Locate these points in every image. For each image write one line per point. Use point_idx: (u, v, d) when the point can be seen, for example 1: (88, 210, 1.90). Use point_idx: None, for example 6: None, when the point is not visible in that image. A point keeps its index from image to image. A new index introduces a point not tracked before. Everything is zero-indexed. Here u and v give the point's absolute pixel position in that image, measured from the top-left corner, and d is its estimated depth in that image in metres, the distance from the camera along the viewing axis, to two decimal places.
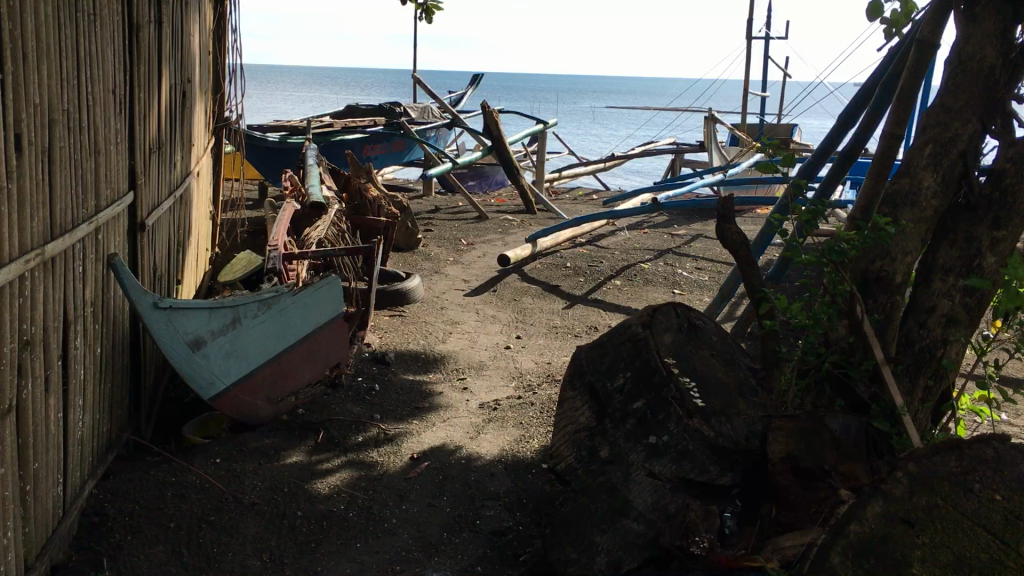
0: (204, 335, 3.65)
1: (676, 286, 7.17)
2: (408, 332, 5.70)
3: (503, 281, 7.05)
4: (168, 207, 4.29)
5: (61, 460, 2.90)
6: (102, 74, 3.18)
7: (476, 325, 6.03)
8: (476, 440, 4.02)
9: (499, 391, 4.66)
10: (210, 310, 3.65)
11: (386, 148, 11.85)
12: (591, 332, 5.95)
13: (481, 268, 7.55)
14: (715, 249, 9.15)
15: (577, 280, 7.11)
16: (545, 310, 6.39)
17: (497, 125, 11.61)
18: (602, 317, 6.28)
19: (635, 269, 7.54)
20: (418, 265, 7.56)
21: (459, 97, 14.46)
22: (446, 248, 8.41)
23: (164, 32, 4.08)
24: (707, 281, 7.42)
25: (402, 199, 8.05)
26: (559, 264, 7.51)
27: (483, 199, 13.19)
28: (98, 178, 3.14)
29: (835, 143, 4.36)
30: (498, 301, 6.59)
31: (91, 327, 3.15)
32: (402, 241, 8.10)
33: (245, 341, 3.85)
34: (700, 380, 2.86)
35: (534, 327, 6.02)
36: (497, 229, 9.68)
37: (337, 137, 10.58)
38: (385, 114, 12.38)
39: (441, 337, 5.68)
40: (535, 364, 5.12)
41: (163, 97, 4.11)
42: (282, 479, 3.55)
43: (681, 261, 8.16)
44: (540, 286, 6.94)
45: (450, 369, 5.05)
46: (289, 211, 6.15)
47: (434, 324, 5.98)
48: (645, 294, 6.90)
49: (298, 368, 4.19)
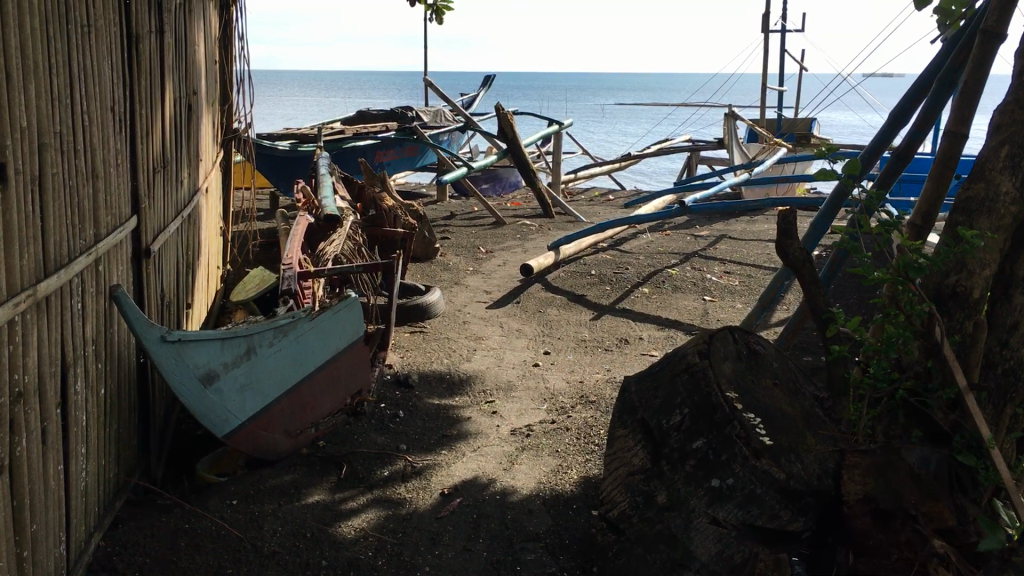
0: (216, 368, 3.39)
1: (706, 292, 6.88)
2: (431, 351, 5.43)
3: (526, 291, 6.78)
4: (175, 228, 4.04)
5: (63, 516, 2.65)
6: (99, 91, 2.92)
7: (501, 340, 5.75)
8: (510, 472, 3.75)
9: (531, 415, 4.39)
10: (222, 341, 3.39)
11: (399, 154, 11.59)
12: (622, 346, 5.67)
13: (502, 278, 7.28)
14: (741, 250, 8.83)
15: (603, 289, 6.83)
16: (572, 322, 6.12)
17: (512, 127, 11.33)
18: (632, 328, 6.00)
19: (662, 275, 7.25)
20: (436, 277, 7.29)
21: (471, 100, 14.18)
22: (464, 257, 8.14)
23: (166, 43, 3.82)
24: (738, 287, 7.12)
25: (419, 207, 7.78)
26: (584, 272, 7.23)
27: (499, 203, 12.92)
28: (97, 204, 2.88)
29: (887, 141, 4.06)
30: (523, 314, 6.31)
31: (94, 367, 2.89)
32: (419, 251, 7.83)
33: (260, 372, 3.58)
34: (765, 414, 2.58)
35: (562, 341, 5.74)
36: (516, 235, 9.41)
37: (349, 144, 10.32)
38: (397, 119, 12.12)
39: (466, 355, 5.42)
40: (567, 384, 4.84)
41: (166, 113, 3.85)
42: (304, 522, 3.29)
43: (709, 266, 7.87)
44: (565, 296, 6.67)
45: (477, 391, 4.78)
46: (302, 225, 5.90)
47: (457, 340, 5.71)
48: (675, 302, 6.61)
49: (318, 398, 3.92)
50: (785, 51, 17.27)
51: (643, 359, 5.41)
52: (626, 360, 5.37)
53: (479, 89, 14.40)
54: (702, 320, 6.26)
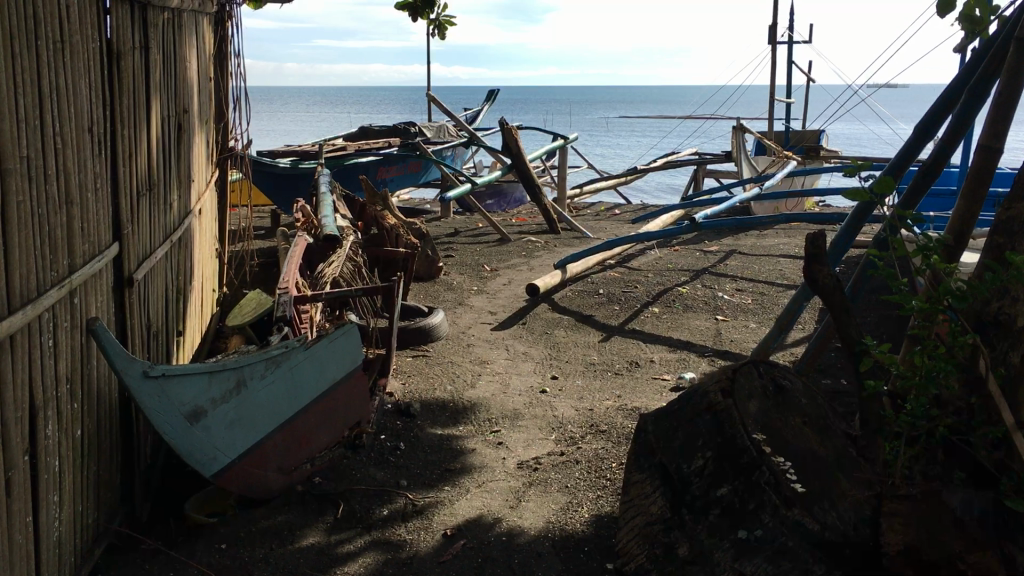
0: (204, 403, 3.19)
1: (718, 311, 6.66)
2: (434, 377, 5.23)
3: (532, 312, 6.57)
4: (163, 253, 3.84)
5: (32, 572, 2.45)
6: (75, 111, 2.73)
7: (507, 364, 5.54)
8: (517, 510, 3.53)
9: (539, 446, 4.17)
10: (210, 374, 3.19)
11: (401, 170, 11.40)
12: (633, 369, 5.46)
13: (508, 298, 7.07)
14: (752, 266, 8.61)
15: (612, 308, 6.62)
16: (580, 344, 5.91)
17: (517, 142, 11.14)
18: (643, 350, 5.79)
19: (673, 294, 7.04)
20: (439, 297, 7.09)
21: (474, 115, 14.02)
22: (469, 276, 7.95)
23: (153, 59, 3.63)
24: (751, 305, 6.90)
25: (421, 225, 7.59)
26: (591, 291, 7.03)
27: (503, 219, 12.73)
28: (72, 232, 2.69)
29: (914, 155, 3.85)
30: (529, 336, 6.10)
31: (69, 408, 2.70)
32: (422, 270, 7.64)
33: (252, 407, 3.38)
34: (795, 457, 2.37)
35: (570, 365, 5.53)
36: (521, 252, 9.21)
37: (351, 161, 10.14)
38: (400, 135, 11.96)
39: (470, 381, 5.20)
40: (575, 412, 4.62)
41: (152, 133, 3.66)
42: (297, 568, 3.08)
43: (720, 283, 7.67)
44: (572, 316, 6.46)
45: (482, 420, 4.58)
46: (301, 246, 5.71)
47: (461, 365, 5.50)
48: (686, 322, 6.39)
49: (314, 432, 3.71)
50: (791, 62, 17.06)
51: (654, 383, 5.20)
52: (637, 385, 5.15)
53: (483, 104, 14.24)
54: (715, 340, 6.05)
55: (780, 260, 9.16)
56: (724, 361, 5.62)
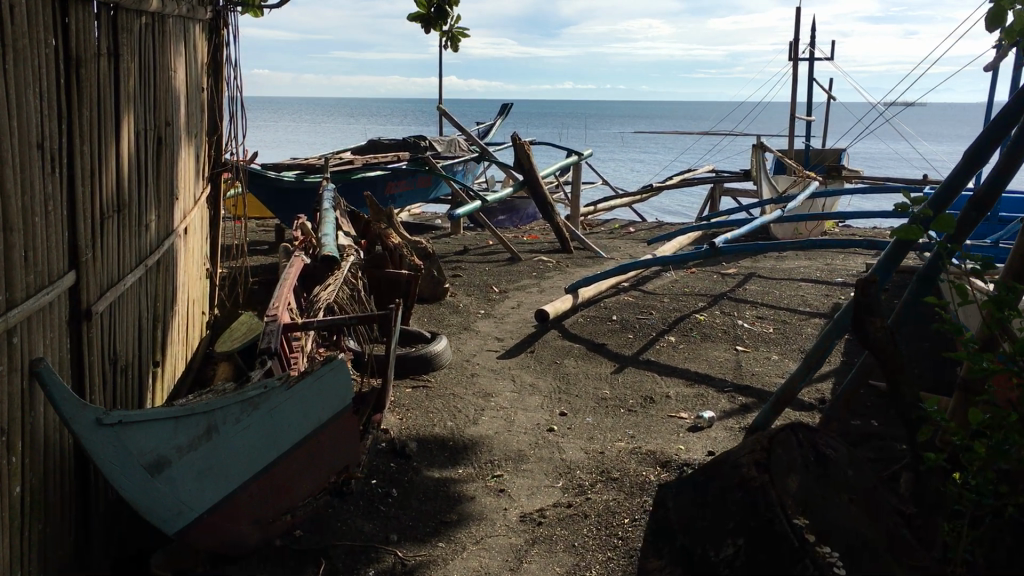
0: (167, 453, 2.87)
1: (738, 341, 6.29)
2: (434, 411, 4.87)
3: (541, 340, 6.21)
4: (134, 280, 3.51)
5: None
6: (20, 121, 2.40)
7: (513, 398, 5.18)
8: (518, 573, 3.17)
9: (543, 496, 3.80)
10: (175, 420, 2.87)
11: (410, 184, 11.09)
12: (647, 405, 5.09)
13: (516, 323, 6.72)
14: (772, 292, 8.23)
15: (625, 337, 6.25)
16: (591, 376, 5.54)
17: (529, 158, 10.81)
18: (658, 385, 5.43)
19: (690, 321, 6.67)
20: (444, 321, 6.74)
21: (487, 129, 13.71)
22: (476, 298, 7.60)
23: (125, 69, 3.32)
24: (773, 335, 6.53)
25: (427, 245, 7.26)
26: (604, 317, 6.66)
27: (514, 236, 12.39)
28: (11, 261, 2.36)
29: (963, 183, 3.47)
30: (536, 366, 5.74)
31: (5, 463, 2.38)
32: (426, 291, 7.30)
33: (224, 455, 3.04)
34: (843, 543, 2.00)
35: (579, 399, 5.16)
36: (532, 273, 8.87)
37: (358, 175, 9.83)
38: (410, 149, 11.65)
39: (473, 416, 4.84)
40: (585, 455, 4.25)
41: (123, 148, 3.34)
42: None
43: (740, 309, 7.30)
44: (584, 345, 6.10)
45: (484, 461, 4.21)
46: (297, 267, 5.39)
47: (464, 398, 5.15)
48: (704, 353, 6.02)
49: (297, 479, 3.36)
50: (813, 80, 16.68)
51: (670, 422, 4.82)
52: (652, 423, 4.78)
53: (496, 118, 13.91)
54: (736, 374, 5.67)
55: (801, 286, 8.79)
56: (745, 398, 5.25)
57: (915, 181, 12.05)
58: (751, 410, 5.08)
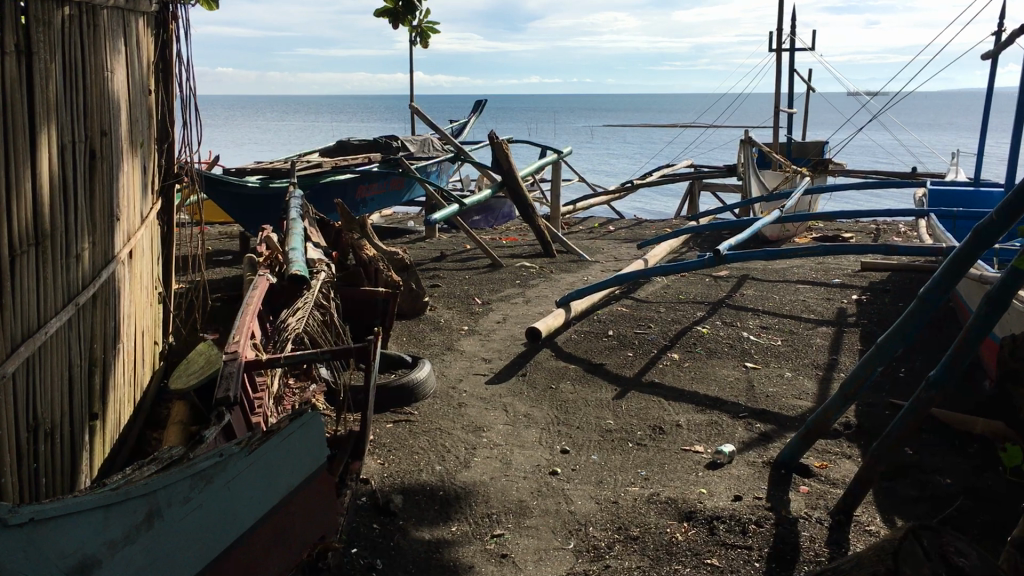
0: (97, 551, 2.30)
1: (748, 357, 5.79)
2: (419, 452, 4.31)
3: (533, 360, 5.67)
4: (59, 325, 2.92)
5: None
6: None
7: (507, 433, 4.63)
8: None
9: (553, 563, 3.26)
10: (106, 509, 2.31)
11: (381, 186, 10.49)
12: (658, 437, 4.56)
13: (504, 340, 6.17)
14: (772, 298, 7.74)
15: (625, 355, 5.72)
16: (591, 403, 5.01)
17: (507, 157, 10.22)
18: (667, 411, 4.90)
19: (692, 334, 6.15)
20: (424, 340, 6.17)
21: (461, 127, 13.12)
22: (457, 312, 7.03)
23: (43, 70, 2.73)
24: (782, 349, 6.03)
25: (404, 256, 6.66)
26: (600, 333, 6.13)
27: (492, 239, 11.83)
28: None
29: None
30: (530, 392, 5.19)
31: None
32: (404, 306, 6.74)
33: (167, 544, 2.49)
34: None
35: (581, 433, 4.61)
36: (515, 281, 8.31)
37: (326, 178, 9.21)
38: (380, 148, 11.03)
39: (464, 456, 4.29)
40: (596, 506, 3.70)
41: (41, 167, 2.74)
42: None
43: (742, 318, 6.80)
44: (580, 365, 5.57)
45: (479, 515, 3.66)
46: (261, 287, 4.82)
47: (453, 433, 4.60)
48: (711, 372, 5.51)
49: (261, 560, 2.81)
50: (793, 70, 16.18)
51: (686, 458, 4.30)
52: (665, 460, 4.26)
53: (469, 115, 13.31)
54: (749, 396, 5.16)
55: (799, 289, 8.31)
56: (764, 425, 4.74)
57: (906, 175, 11.63)
58: (772, 439, 4.57)
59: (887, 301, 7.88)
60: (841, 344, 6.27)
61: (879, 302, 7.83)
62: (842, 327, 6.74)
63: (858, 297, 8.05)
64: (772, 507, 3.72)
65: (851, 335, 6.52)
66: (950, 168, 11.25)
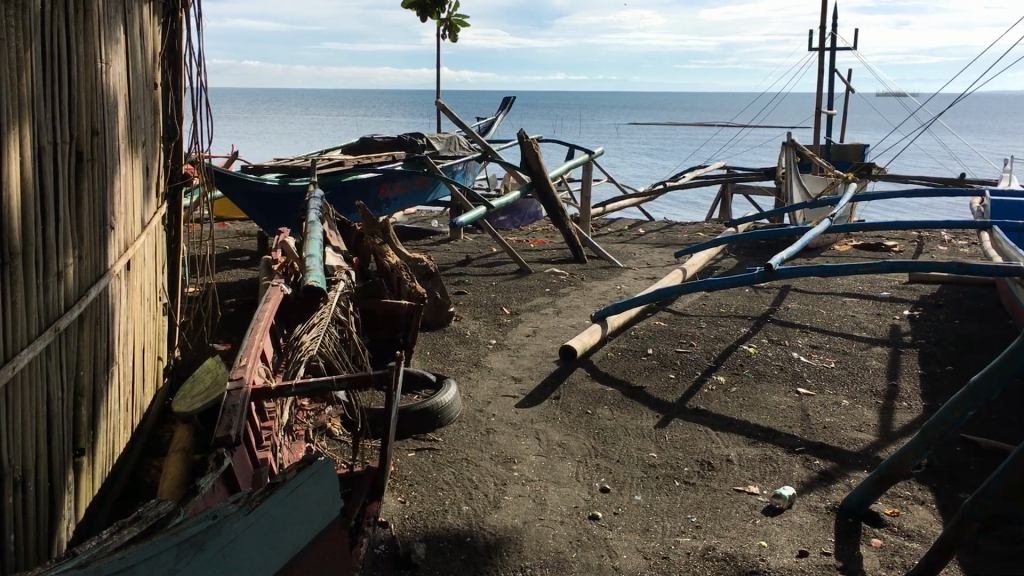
0: None
1: (801, 381, 5.34)
2: (445, 488, 3.91)
3: (566, 381, 5.24)
4: (34, 356, 2.54)
5: None
6: None
7: (541, 466, 4.20)
8: None
9: None
10: None
11: (405, 186, 10.10)
12: (707, 473, 4.14)
13: (536, 357, 5.75)
14: (818, 312, 7.28)
15: (667, 377, 5.29)
16: (632, 432, 4.59)
17: (537, 157, 9.77)
18: (715, 443, 4.48)
19: (739, 354, 5.71)
20: (450, 355, 5.76)
21: (489, 125, 12.70)
22: (485, 323, 6.63)
23: (12, 59, 2.34)
24: (836, 372, 5.57)
25: (429, 263, 6.25)
26: (638, 351, 5.70)
27: (519, 241, 11.41)
28: None
29: None
30: (564, 418, 4.76)
31: None
32: (429, 316, 6.35)
33: None
34: None
35: (622, 467, 4.19)
36: (545, 289, 7.90)
37: (348, 177, 8.82)
38: (405, 147, 10.62)
39: (494, 493, 3.88)
40: (643, 561, 3.28)
41: (10, 175, 2.35)
42: None
43: (790, 336, 6.35)
44: (618, 388, 5.14)
45: (512, 570, 3.24)
46: (275, 299, 4.43)
47: (481, 465, 4.20)
48: (761, 398, 5.06)
49: None
50: (833, 69, 15.61)
51: (740, 500, 3.87)
52: (717, 503, 3.82)
53: (498, 112, 12.87)
54: (805, 428, 4.72)
55: (846, 303, 7.84)
56: (824, 462, 4.31)
57: (955, 182, 11.10)
58: (835, 479, 4.13)
59: (941, 318, 7.39)
60: (899, 367, 5.82)
61: (933, 318, 7.35)
62: (899, 348, 6.27)
63: (910, 312, 7.56)
64: (844, 568, 3.28)
65: (909, 357, 6.04)
66: (1002, 175, 10.70)
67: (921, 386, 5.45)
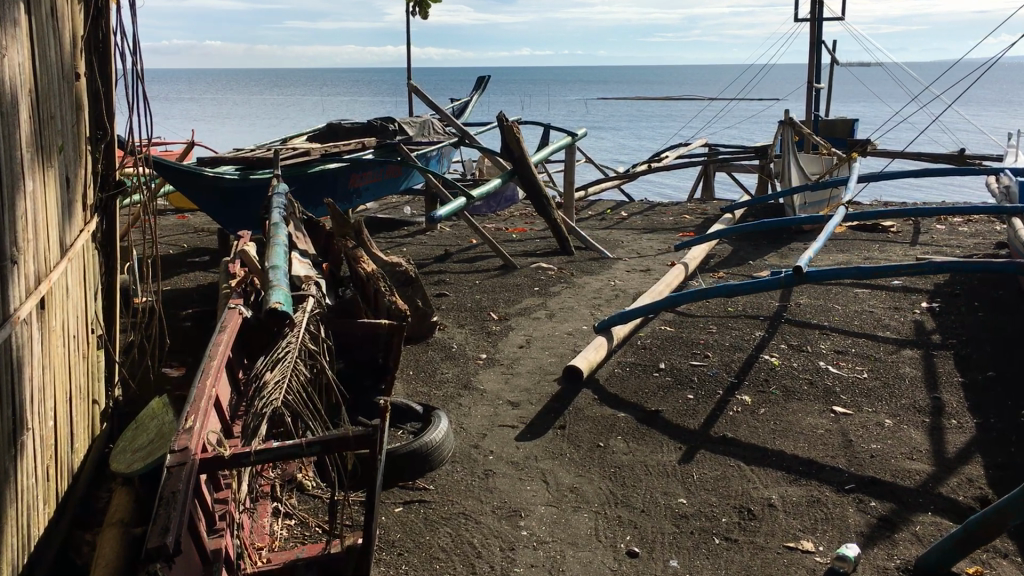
0: None
1: (835, 398, 4.72)
2: (442, 559, 3.25)
3: (572, 407, 4.59)
4: None
5: None
6: None
7: (552, 521, 3.55)
8: None
9: None
10: None
11: (377, 174, 9.36)
12: (748, 523, 3.52)
13: (534, 374, 5.10)
14: (834, 309, 6.68)
15: (685, 398, 4.66)
16: (655, 470, 3.96)
17: (518, 141, 9.03)
18: (753, 482, 3.85)
19: (761, 367, 5.09)
20: (435, 375, 5.09)
21: (463, 106, 11.93)
22: (474, 333, 5.95)
23: None
24: (872, 385, 4.96)
25: (409, 269, 5.55)
26: (649, 368, 5.06)
27: (498, 230, 10.72)
28: None
29: None
30: (574, 454, 4.11)
31: None
32: (412, 328, 5.67)
33: None
34: None
35: (648, 520, 3.55)
36: (533, 289, 7.22)
37: (315, 167, 8.07)
38: (375, 132, 9.86)
39: (503, 564, 3.22)
40: None
41: None
42: None
43: (812, 340, 5.73)
44: (631, 414, 4.50)
45: None
46: (232, 326, 3.71)
47: (484, 522, 3.53)
48: (794, 421, 4.44)
49: None
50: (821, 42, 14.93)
51: (793, 563, 3.24)
52: (767, 568, 3.19)
53: (473, 93, 12.10)
54: (849, 457, 4.09)
55: (859, 296, 7.23)
56: (881, 504, 3.67)
57: (958, 160, 10.52)
58: (897, 527, 3.50)
59: (964, 310, 6.82)
60: (937, 375, 5.21)
61: (957, 310, 6.77)
62: (930, 351, 5.67)
63: (929, 304, 6.99)
64: None
65: (945, 362, 5.44)
66: (1009, 151, 10.14)
67: (966, 397, 4.84)
